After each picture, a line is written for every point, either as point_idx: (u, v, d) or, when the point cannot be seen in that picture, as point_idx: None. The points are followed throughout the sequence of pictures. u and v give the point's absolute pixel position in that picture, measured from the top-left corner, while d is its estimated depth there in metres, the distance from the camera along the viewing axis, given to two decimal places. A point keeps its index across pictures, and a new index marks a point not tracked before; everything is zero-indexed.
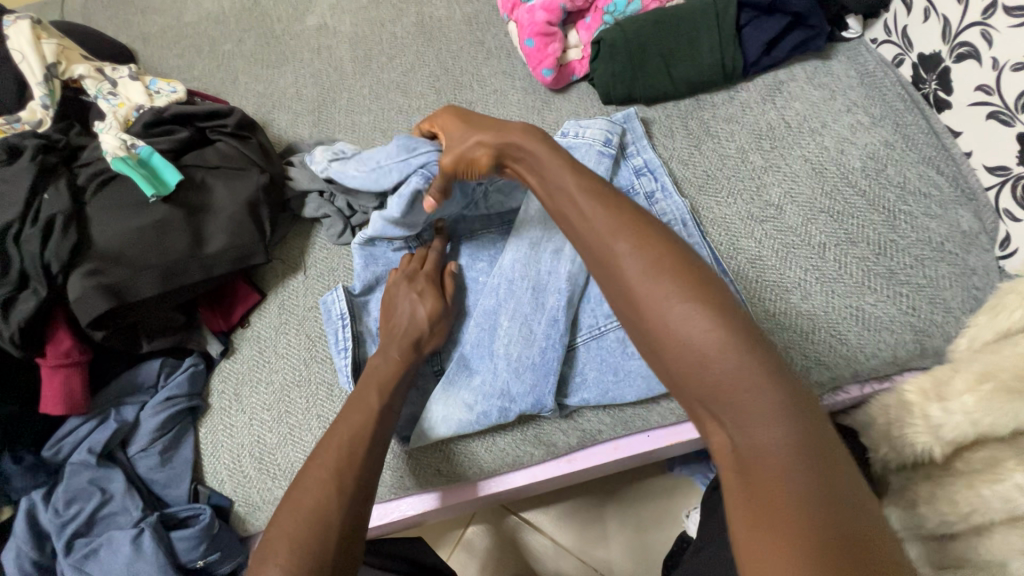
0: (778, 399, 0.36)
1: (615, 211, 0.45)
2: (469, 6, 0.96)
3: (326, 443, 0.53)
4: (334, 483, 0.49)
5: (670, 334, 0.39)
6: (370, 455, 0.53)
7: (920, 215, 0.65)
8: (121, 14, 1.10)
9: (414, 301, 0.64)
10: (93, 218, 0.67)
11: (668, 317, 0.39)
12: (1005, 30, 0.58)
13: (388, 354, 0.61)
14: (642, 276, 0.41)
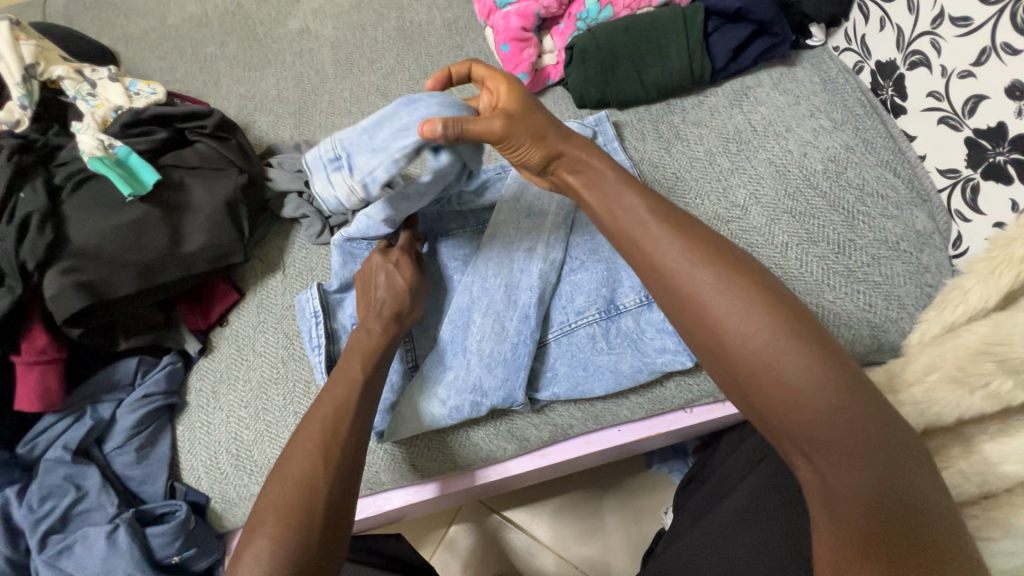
0: (869, 438, 0.39)
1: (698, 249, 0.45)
2: (449, 11, 0.98)
3: (310, 416, 0.54)
4: (319, 456, 0.51)
5: (761, 376, 0.41)
6: (354, 426, 0.54)
7: (878, 215, 0.68)
8: (105, 16, 1.11)
9: (391, 272, 0.64)
10: (69, 217, 0.67)
11: (764, 359, 0.40)
12: (950, 40, 0.61)
13: (370, 328, 0.61)
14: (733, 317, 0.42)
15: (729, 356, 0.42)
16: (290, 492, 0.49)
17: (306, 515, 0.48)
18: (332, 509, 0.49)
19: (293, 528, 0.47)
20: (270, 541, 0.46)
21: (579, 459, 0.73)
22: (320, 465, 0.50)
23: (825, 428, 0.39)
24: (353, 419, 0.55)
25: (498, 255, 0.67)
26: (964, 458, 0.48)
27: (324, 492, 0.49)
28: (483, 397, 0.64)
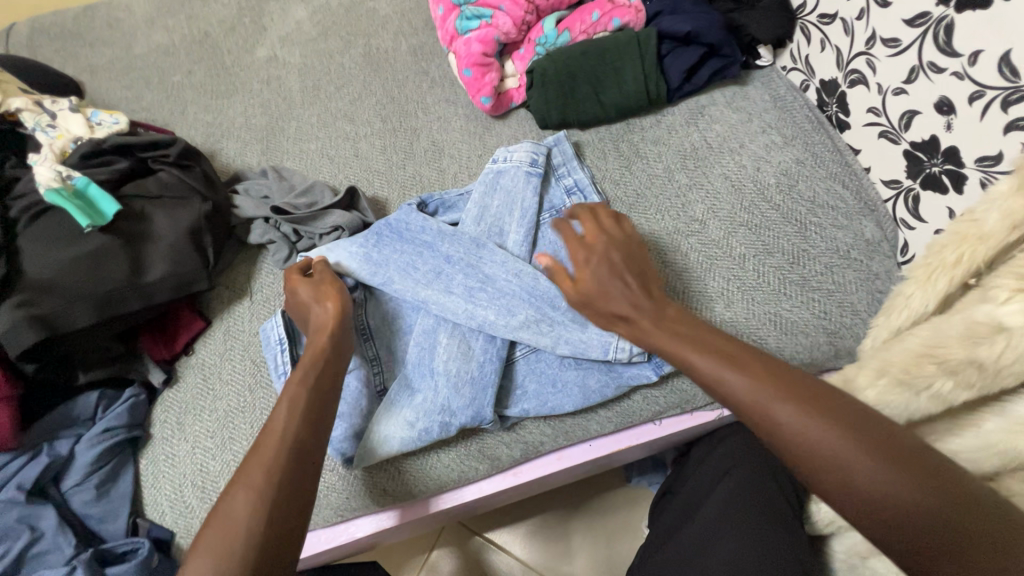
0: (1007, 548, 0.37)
1: (767, 373, 0.47)
2: (415, 38, 1.01)
3: (267, 442, 0.52)
4: (257, 487, 0.48)
5: (855, 493, 0.41)
6: (300, 458, 0.51)
7: (829, 225, 0.71)
8: (69, 47, 1.10)
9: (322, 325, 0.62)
10: (25, 250, 0.66)
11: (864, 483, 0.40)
12: (883, 59, 0.64)
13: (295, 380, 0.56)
14: (822, 444, 0.42)
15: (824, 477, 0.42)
16: (219, 525, 0.47)
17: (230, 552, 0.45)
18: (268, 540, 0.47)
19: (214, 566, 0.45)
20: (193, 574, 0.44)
21: (552, 476, 0.73)
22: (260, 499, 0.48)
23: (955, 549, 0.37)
24: (300, 449, 0.52)
25: (444, 292, 0.69)
26: None
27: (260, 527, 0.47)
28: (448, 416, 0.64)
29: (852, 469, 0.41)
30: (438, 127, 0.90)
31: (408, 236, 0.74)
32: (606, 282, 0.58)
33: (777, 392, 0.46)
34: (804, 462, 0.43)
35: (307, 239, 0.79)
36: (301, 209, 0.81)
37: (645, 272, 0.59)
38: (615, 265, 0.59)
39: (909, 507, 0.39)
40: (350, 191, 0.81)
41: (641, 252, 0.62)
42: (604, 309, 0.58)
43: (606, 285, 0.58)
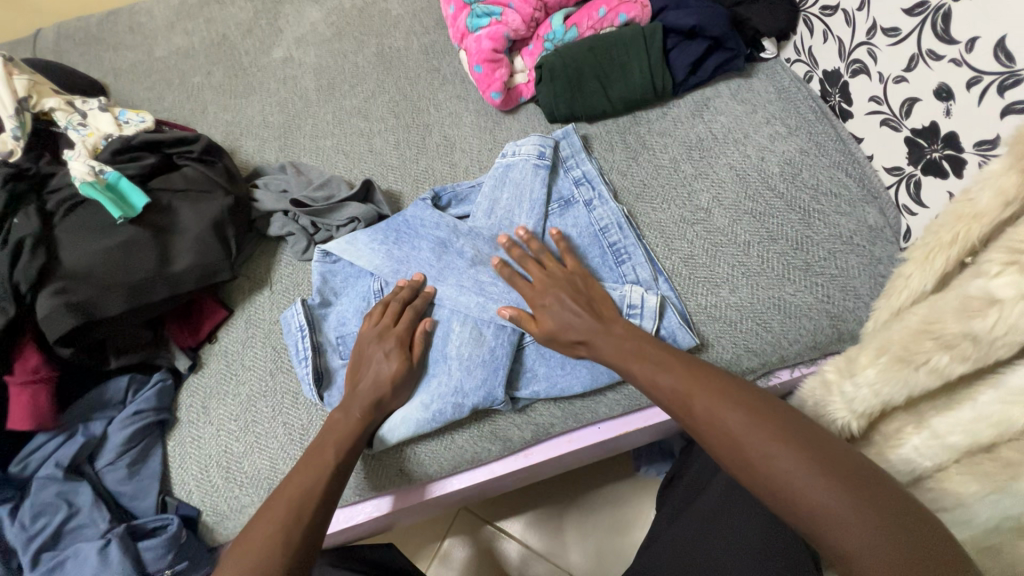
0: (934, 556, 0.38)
1: (710, 381, 0.54)
2: (426, 37, 1.04)
3: (324, 442, 0.62)
4: (290, 505, 0.56)
5: (774, 485, 0.45)
6: (331, 483, 0.59)
7: (832, 213, 0.72)
8: (94, 50, 1.15)
9: (380, 362, 0.67)
10: (61, 241, 0.70)
11: (780, 475, 0.44)
12: (884, 48, 0.66)
13: (350, 414, 0.64)
14: (745, 437, 0.47)
15: (749, 471, 0.47)
16: (277, 499, 0.57)
17: (271, 541, 0.53)
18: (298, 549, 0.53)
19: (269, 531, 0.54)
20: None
21: (562, 458, 0.75)
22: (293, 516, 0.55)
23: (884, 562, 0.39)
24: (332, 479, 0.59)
25: (457, 285, 0.73)
26: (917, 434, 0.51)
27: (295, 539, 0.53)
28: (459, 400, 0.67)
29: (770, 460, 0.46)
30: (449, 123, 0.93)
31: (422, 229, 0.77)
32: (561, 312, 0.65)
33: (713, 395, 0.52)
34: (734, 457, 0.48)
35: (324, 231, 0.82)
36: (319, 202, 0.84)
37: (595, 299, 0.66)
38: (567, 299, 0.65)
39: (837, 513, 0.41)
40: (366, 184, 0.84)
41: (594, 282, 0.68)
42: (564, 338, 0.64)
43: (562, 314, 0.65)
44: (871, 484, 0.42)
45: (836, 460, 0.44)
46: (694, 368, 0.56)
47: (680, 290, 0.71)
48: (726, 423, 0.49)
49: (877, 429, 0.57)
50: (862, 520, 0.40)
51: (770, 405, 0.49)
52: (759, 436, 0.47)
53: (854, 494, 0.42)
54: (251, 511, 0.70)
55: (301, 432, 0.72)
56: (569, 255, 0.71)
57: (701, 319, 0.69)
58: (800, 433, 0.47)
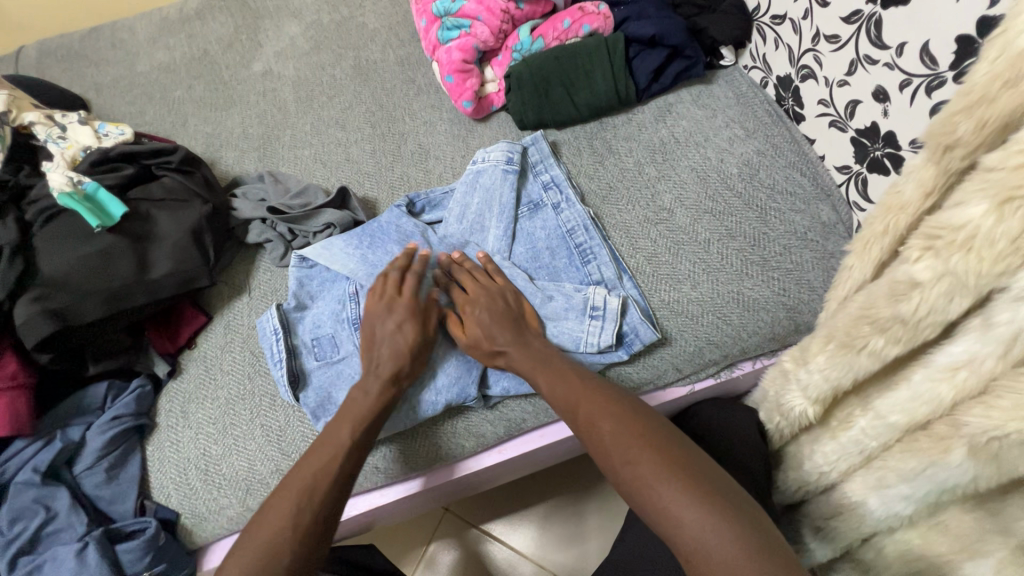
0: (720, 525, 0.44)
1: (592, 390, 0.59)
2: (401, 49, 1.07)
3: (345, 415, 0.63)
4: (313, 480, 0.58)
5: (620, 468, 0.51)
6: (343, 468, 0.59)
7: (788, 210, 0.76)
8: (76, 66, 1.17)
9: (394, 332, 0.67)
10: (39, 249, 0.71)
11: (635, 475, 0.50)
12: (828, 54, 0.70)
13: (369, 388, 0.65)
14: (609, 438, 0.53)
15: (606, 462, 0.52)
16: (299, 473, 0.59)
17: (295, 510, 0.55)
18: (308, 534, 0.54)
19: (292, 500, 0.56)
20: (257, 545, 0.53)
21: (535, 453, 0.77)
22: (303, 502, 0.56)
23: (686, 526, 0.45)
24: (344, 464, 0.60)
25: None
26: (863, 416, 0.55)
27: (305, 524, 0.55)
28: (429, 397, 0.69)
29: (620, 453, 0.52)
30: (423, 131, 0.95)
31: (396, 235, 0.79)
32: (486, 322, 0.67)
33: (597, 406, 0.56)
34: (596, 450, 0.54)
35: (302, 238, 0.84)
36: (296, 209, 0.86)
37: (522, 315, 0.69)
38: (495, 312, 0.68)
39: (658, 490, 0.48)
40: (342, 191, 0.87)
41: (518, 297, 0.71)
42: (485, 347, 0.67)
43: (485, 325, 0.67)
44: (715, 490, 0.47)
45: (688, 468, 0.49)
46: (584, 381, 0.60)
47: (644, 287, 0.74)
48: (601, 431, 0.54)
49: (832, 414, 0.60)
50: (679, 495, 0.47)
51: (637, 412, 0.55)
52: (625, 442, 0.52)
53: (699, 495, 0.47)
54: (230, 512, 0.71)
55: (279, 434, 0.73)
56: (498, 271, 0.74)
57: (664, 314, 0.72)
58: (652, 432, 0.53)
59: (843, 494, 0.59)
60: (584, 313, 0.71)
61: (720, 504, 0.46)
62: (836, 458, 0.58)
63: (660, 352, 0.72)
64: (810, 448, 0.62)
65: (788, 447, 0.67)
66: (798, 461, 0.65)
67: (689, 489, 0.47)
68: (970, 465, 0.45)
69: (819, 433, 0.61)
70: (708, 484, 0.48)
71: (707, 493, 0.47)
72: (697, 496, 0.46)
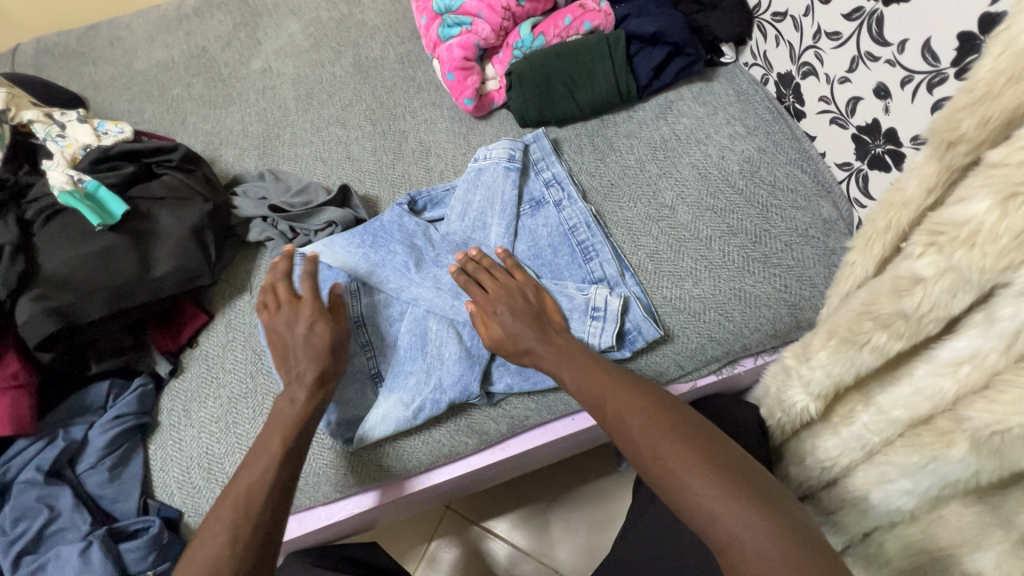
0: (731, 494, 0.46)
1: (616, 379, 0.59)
2: (401, 47, 1.07)
3: (280, 424, 0.63)
4: (250, 493, 0.57)
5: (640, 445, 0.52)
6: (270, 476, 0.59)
7: (789, 207, 0.76)
8: (73, 65, 1.16)
9: (308, 335, 0.67)
10: (40, 248, 0.71)
11: (664, 474, 0.49)
12: (829, 51, 0.70)
13: (297, 394, 0.64)
14: (632, 420, 0.54)
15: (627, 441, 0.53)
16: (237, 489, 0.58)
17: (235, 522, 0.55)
18: (256, 540, 0.54)
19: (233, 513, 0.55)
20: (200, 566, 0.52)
21: (538, 450, 0.77)
22: (247, 511, 0.56)
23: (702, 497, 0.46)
24: (285, 468, 0.60)
25: (433, 288, 0.75)
26: (865, 412, 0.55)
27: (244, 535, 0.54)
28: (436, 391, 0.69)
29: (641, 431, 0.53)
30: (424, 129, 0.95)
31: (399, 234, 0.79)
32: (508, 322, 0.67)
33: (620, 393, 0.57)
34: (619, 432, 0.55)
35: (303, 236, 0.84)
36: (297, 207, 0.86)
37: (545, 312, 0.69)
38: (517, 310, 0.68)
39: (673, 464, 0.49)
40: (343, 189, 0.86)
41: (535, 293, 0.71)
42: (510, 344, 0.67)
43: (510, 323, 0.67)
44: (731, 467, 0.48)
45: (701, 443, 0.50)
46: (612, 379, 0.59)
47: (646, 284, 0.74)
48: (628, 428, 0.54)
49: (834, 410, 0.60)
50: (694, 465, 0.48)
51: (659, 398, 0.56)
52: (650, 439, 0.52)
53: (731, 490, 0.46)
54: None
55: None
56: (517, 267, 0.73)
57: (666, 311, 0.72)
58: (673, 414, 0.54)
59: (845, 488, 0.60)
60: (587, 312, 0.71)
61: (754, 497, 0.45)
62: (837, 453, 0.59)
63: (663, 350, 0.72)
64: (812, 443, 0.63)
65: (789, 443, 0.68)
66: (801, 457, 0.65)
67: (720, 483, 0.46)
68: (972, 459, 0.46)
69: (820, 429, 0.61)
70: (741, 479, 0.47)
71: (737, 482, 0.46)
72: (729, 490, 0.46)
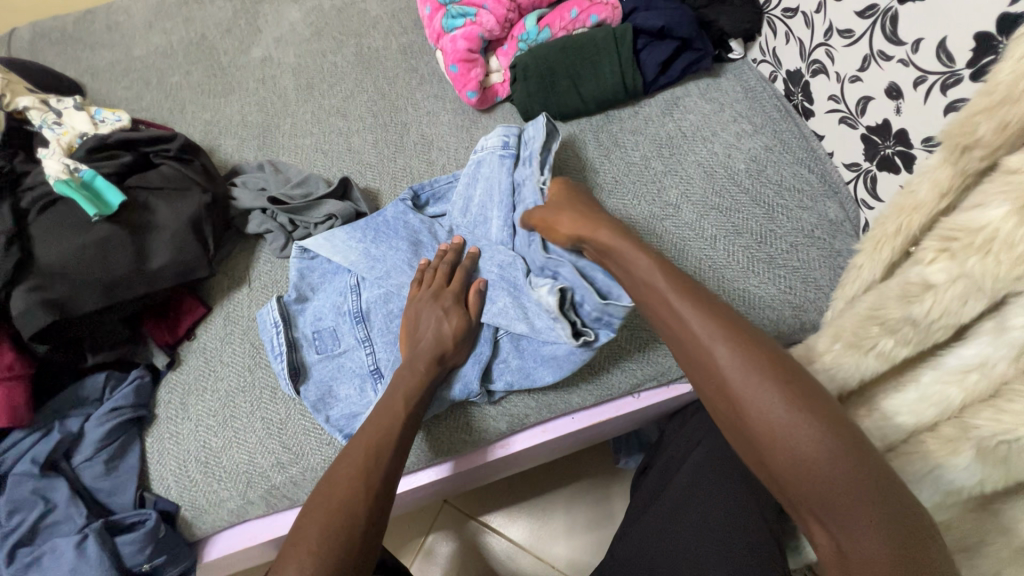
0: (861, 491, 0.39)
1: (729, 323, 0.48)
2: (404, 37, 1.05)
3: (395, 389, 0.64)
4: (368, 450, 0.57)
5: (752, 409, 0.43)
6: (383, 489, 0.55)
7: (796, 207, 0.75)
8: (69, 50, 1.14)
9: (440, 318, 0.69)
10: (36, 238, 0.70)
11: (768, 413, 0.42)
12: (840, 49, 0.69)
13: (415, 367, 0.65)
14: (744, 379, 0.44)
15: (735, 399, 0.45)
16: (354, 448, 0.58)
17: (354, 477, 0.54)
18: (377, 496, 0.54)
19: (357, 470, 0.55)
20: (320, 515, 0.51)
21: (537, 448, 0.77)
22: (370, 467, 0.56)
23: (824, 484, 0.39)
24: (403, 432, 0.60)
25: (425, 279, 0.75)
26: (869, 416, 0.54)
27: (366, 491, 0.54)
28: (462, 374, 0.69)
29: (756, 393, 0.44)
30: (427, 122, 0.94)
31: (398, 228, 0.79)
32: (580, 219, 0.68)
33: (733, 341, 0.47)
34: (724, 388, 0.46)
35: (303, 229, 0.83)
36: (297, 199, 0.85)
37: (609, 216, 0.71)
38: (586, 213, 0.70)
39: (797, 439, 0.41)
40: (344, 181, 0.85)
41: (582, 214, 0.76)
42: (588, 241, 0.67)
43: (578, 223, 0.68)
44: (867, 457, 0.40)
45: (833, 419, 0.41)
46: (710, 304, 0.51)
47: None
48: (723, 351, 0.46)
49: None
50: (821, 444, 0.40)
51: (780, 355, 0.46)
52: (754, 371, 0.44)
53: (849, 450, 0.40)
54: (230, 505, 0.71)
55: (280, 426, 0.73)
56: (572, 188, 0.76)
57: None
58: (797, 377, 0.44)
59: None
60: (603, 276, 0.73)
61: (891, 501, 0.38)
62: None
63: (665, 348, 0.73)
64: None
65: None
66: None
67: (856, 475, 0.39)
68: (977, 467, 0.45)
69: None
70: (878, 477, 0.39)
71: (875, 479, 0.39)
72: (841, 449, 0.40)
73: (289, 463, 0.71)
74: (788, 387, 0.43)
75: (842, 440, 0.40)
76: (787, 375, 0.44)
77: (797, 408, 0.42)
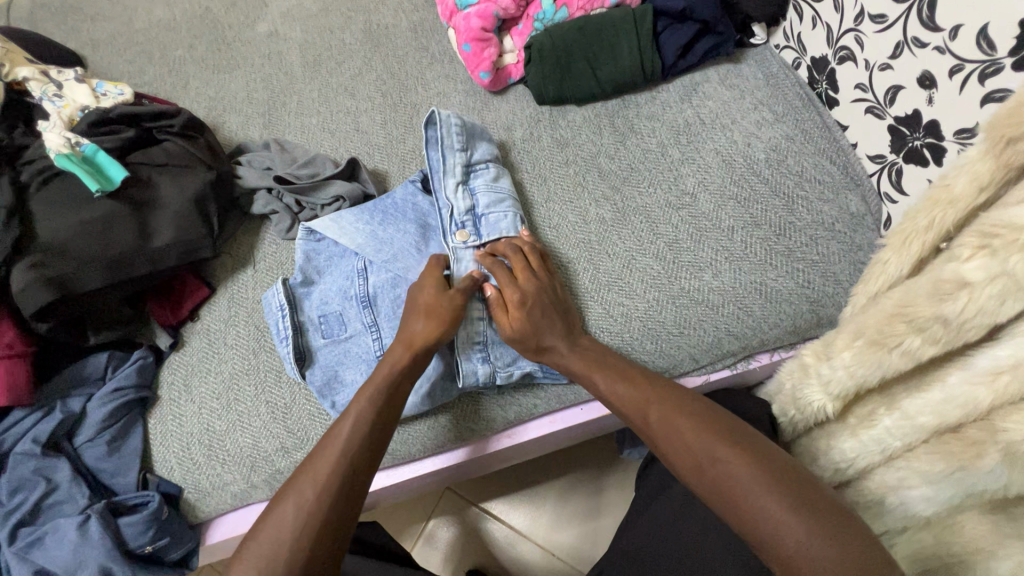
0: (785, 502, 0.46)
1: (659, 390, 0.58)
2: (415, 14, 1.02)
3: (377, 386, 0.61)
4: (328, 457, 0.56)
5: (691, 453, 0.52)
6: (321, 515, 0.53)
7: (816, 200, 0.73)
8: (70, 20, 1.11)
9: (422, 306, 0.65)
10: (36, 213, 0.68)
11: (704, 456, 0.51)
12: (871, 35, 0.66)
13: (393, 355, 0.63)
14: (679, 430, 0.53)
15: (677, 450, 0.53)
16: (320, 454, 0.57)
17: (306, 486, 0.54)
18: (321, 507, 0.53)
19: (311, 481, 0.55)
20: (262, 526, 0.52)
21: (545, 438, 0.76)
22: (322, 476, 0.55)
23: (756, 503, 0.46)
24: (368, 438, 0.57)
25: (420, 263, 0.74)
26: (889, 415, 0.53)
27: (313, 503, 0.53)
28: (469, 371, 0.67)
29: (688, 441, 0.52)
30: (436, 102, 0.91)
31: (401, 211, 0.78)
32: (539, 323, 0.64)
33: (665, 404, 0.56)
34: (665, 443, 0.54)
35: (309, 210, 0.81)
36: (303, 179, 0.83)
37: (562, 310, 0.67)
38: (547, 319, 0.65)
39: (730, 471, 0.49)
40: (351, 162, 0.83)
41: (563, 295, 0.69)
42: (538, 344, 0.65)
43: (538, 325, 0.64)
44: (789, 475, 0.48)
45: (752, 450, 0.50)
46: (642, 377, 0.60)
47: (664, 272, 0.72)
48: (670, 428, 0.54)
49: (851, 411, 0.58)
50: (747, 471, 0.48)
51: (704, 409, 0.55)
52: (686, 429, 0.53)
53: (768, 472, 0.48)
54: (234, 489, 0.70)
55: (284, 411, 0.72)
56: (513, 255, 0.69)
57: (683, 302, 0.70)
58: (718, 421, 0.53)
59: (858, 492, 0.56)
60: (600, 277, 0.72)
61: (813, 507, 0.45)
62: (854, 456, 0.55)
63: (677, 340, 0.69)
64: (826, 444, 0.59)
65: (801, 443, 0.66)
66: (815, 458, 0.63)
67: (781, 490, 0.46)
68: (1003, 471, 0.44)
69: (833, 428, 0.59)
70: (801, 488, 0.47)
71: (796, 491, 0.46)
72: (769, 478, 0.47)
73: (294, 448, 0.70)
74: (712, 429, 0.52)
75: (765, 463, 0.49)
76: (713, 421, 0.53)
77: (723, 444, 0.50)
